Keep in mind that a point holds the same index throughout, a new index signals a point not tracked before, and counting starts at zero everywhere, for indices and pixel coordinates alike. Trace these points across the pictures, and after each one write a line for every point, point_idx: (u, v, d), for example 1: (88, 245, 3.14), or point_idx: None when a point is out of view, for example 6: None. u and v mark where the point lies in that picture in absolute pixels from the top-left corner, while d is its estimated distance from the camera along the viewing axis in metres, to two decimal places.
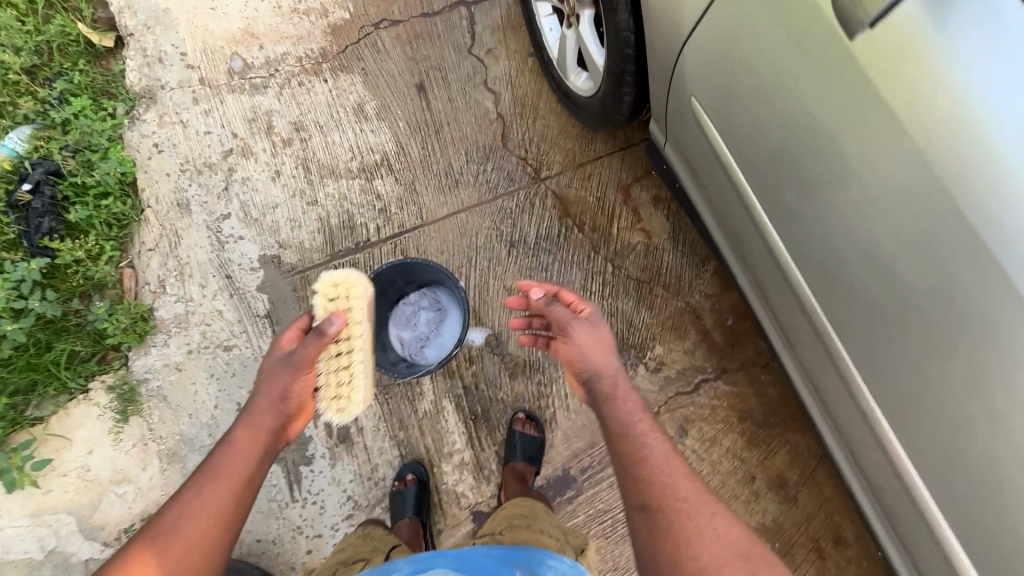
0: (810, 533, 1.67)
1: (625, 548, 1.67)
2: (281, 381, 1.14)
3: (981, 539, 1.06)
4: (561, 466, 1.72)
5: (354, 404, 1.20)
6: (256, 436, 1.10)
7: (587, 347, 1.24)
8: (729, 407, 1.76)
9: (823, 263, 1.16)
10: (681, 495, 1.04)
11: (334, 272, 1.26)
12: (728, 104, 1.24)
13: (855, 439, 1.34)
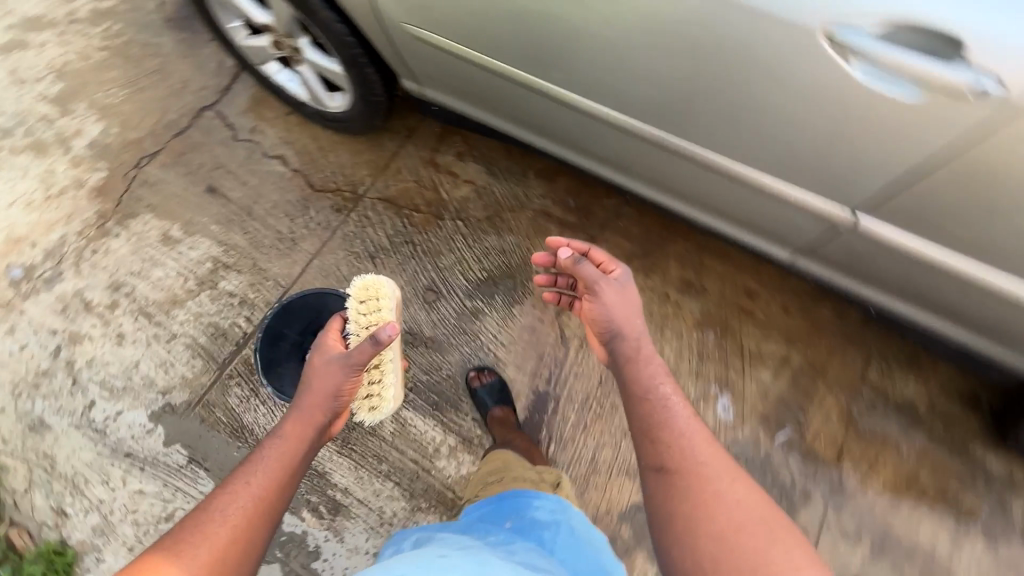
0: (728, 303, 1.89)
1: (620, 413, 1.73)
2: (332, 379, 1.06)
3: (825, 179, 1.21)
4: (530, 390, 1.75)
5: (382, 410, 1.29)
6: (303, 437, 1.00)
7: (615, 313, 1.12)
8: (614, 258, 1.93)
9: (598, 82, 1.30)
10: (710, 474, 0.92)
11: (373, 275, 1.29)
12: (430, 10, 1.34)
13: (725, 198, 1.43)
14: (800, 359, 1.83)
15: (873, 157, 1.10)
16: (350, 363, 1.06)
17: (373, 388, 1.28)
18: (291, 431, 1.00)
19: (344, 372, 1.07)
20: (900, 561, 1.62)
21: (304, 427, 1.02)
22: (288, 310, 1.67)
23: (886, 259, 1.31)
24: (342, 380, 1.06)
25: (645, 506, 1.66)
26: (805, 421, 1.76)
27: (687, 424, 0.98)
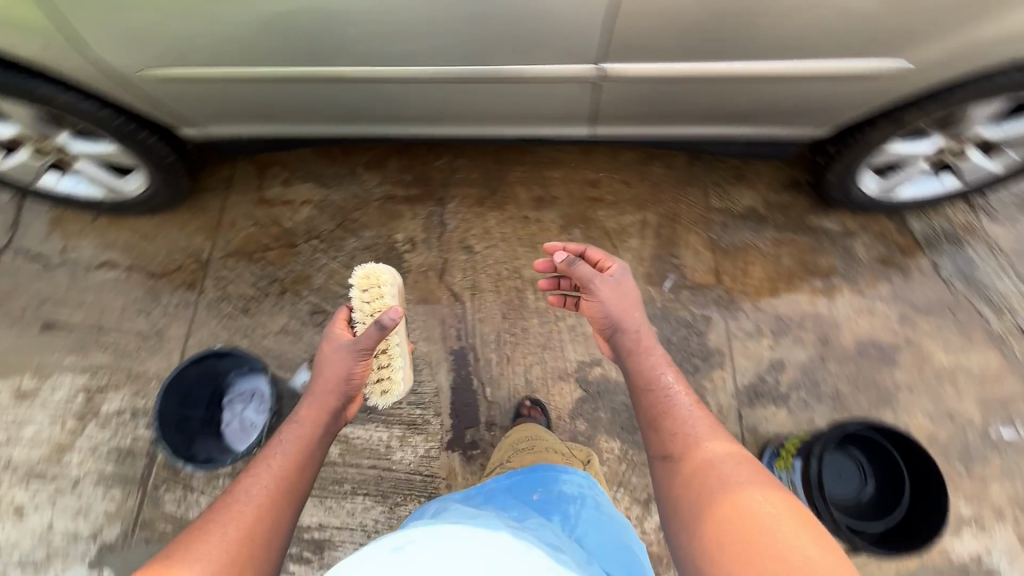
0: (579, 199, 2.06)
1: (531, 333, 1.86)
2: (342, 367, 1.29)
3: (572, 49, 1.31)
4: (447, 353, 1.84)
5: (392, 391, 1.47)
6: (318, 423, 1.24)
7: (613, 308, 1.34)
8: (467, 208, 2.04)
9: (343, 48, 1.33)
10: (709, 452, 1.08)
11: (374, 266, 1.45)
12: (155, 46, 1.32)
13: (521, 104, 1.53)
14: (655, 217, 2.04)
15: (592, 10, 1.20)
16: (356, 350, 1.29)
17: (384, 371, 1.47)
18: (308, 419, 1.24)
19: (353, 356, 1.29)
20: (799, 333, 1.88)
21: (319, 412, 1.26)
22: (178, 386, 1.58)
23: (673, 89, 1.45)
24: (352, 367, 1.29)
25: (589, 396, 1.79)
26: (681, 263, 1.97)
27: (687, 413, 1.17)
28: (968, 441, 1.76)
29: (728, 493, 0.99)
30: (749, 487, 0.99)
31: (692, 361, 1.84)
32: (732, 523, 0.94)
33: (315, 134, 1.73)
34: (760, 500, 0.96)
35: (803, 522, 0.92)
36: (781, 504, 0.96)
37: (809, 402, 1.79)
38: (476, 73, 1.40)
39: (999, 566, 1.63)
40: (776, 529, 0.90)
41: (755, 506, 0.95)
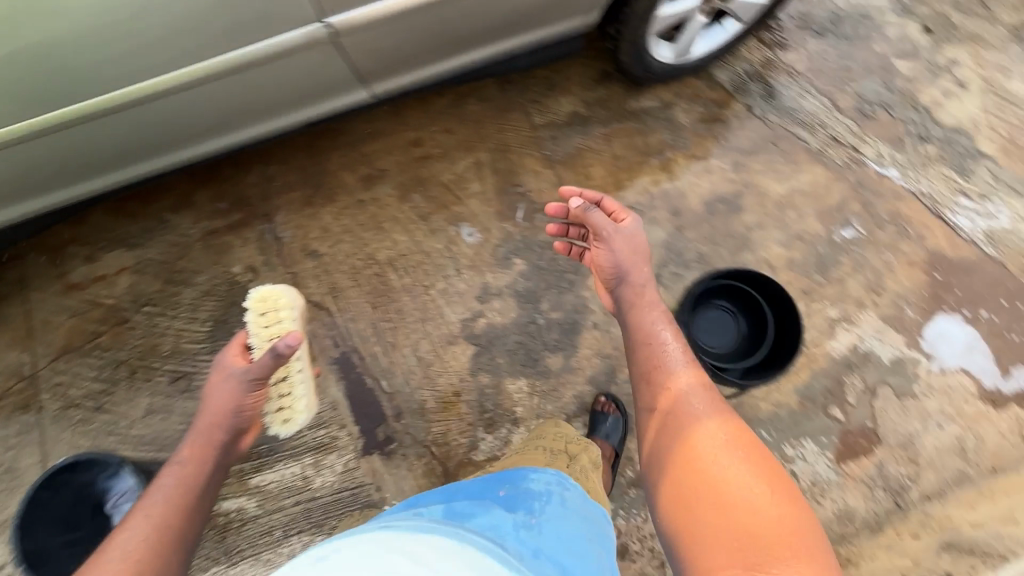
0: (407, 163, 1.98)
1: (406, 311, 1.81)
2: (232, 398, 1.11)
3: (290, 12, 1.22)
4: (330, 364, 1.76)
5: (293, 421, 1.28)
6: (201, 463, 1.08)
7: (619, 256, 1.29)
8: (298, 213, 1.91)
9: (46, 83, 1.21)
10: (691, 404, 1.14)
11: (273, 286, 1.29)
12: None
13: (286, 83, 1.44)
14: (487, 154, 2.01)
15: None
16: (249, 378, 1.10)
17: (285, 397, 1.27)
18: (190, 458, 1.08)
19: (246, 385, 1.11)
20: (651, 214, 1.94)
21: (202, 450, 1.10)
22: (40, 517, 1.49)
23: (430, 17, 1.38)
24: (243, 398, 1.11)
25: (482, 348, 1.78)
26: (527, 189, 1.97)
27: (678, 365, 1.20)
28: (819, 253, 1.92)
29: (711, 446, 1.06)
30: (731, 443, 1.06)
31: (566, 277, 1.86)
32: (713, 478, 1.01)
33: (102, 187, 1.59)
34: (737, 457, 1.03)
35: (772, 477, 1.02)
36: (755, 460, 1.04)
37: (679, 273, 1.88)
38: (213, 63, 1.29)
39: (871, 347, 1.82)
40: (749, 483, 0.99)
41: (734, 460, 1.03)
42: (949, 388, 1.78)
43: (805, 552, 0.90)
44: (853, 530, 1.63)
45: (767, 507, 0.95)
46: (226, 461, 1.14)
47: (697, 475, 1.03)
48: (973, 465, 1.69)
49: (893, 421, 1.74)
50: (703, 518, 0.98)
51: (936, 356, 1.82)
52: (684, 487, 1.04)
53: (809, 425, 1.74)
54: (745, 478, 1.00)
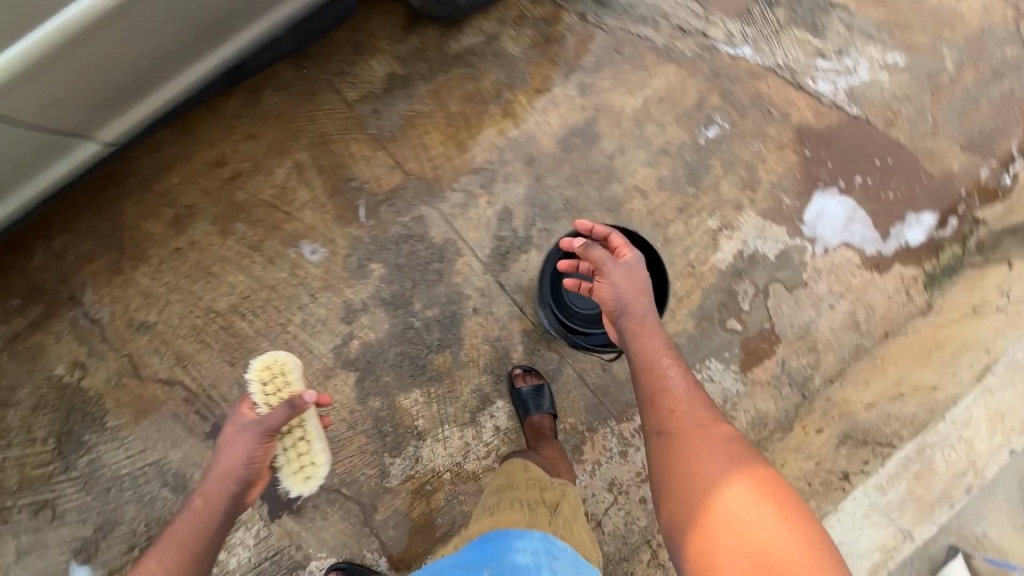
0: (217, 189, 1.70)
1: (269, 357, 1.63)
2: (243, 448, 1.16)
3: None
4: (204, 438, 1.59)
5: (316, 474, 1.28)
6: (214, 507, 1.12)
7: (619, 289, 1.26)
8: (109, 284, 1.64)
9: None
10: (708, 444, 1.05)
11: (271, 354, 1.31)
12: None
13: (31, 131, 1.25)
14: (307, 152, 1.73)
15: None
16: (261, 430, 1.16)
17: (301, 454, 1.28)
18: (204, 501, 1.12)
19: (258, 436, 1.16)
20: (504, 170, 1.76)
21: (213, 495, 1.14)
22: None
23: (150, 22, 1.22)
24: (255, 448, 1.16)
25: (363, 371, 1.63)
26: (363, 181, 1.73)
27: (694, 403, 1.13)
28: (687, 163, 1.79)
29: (737, 495, 0.96)
30: (758, 492, 0.96)
31: (432, 268, 1.69)
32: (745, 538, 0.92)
33: None
34: (769, 514, 0.93)
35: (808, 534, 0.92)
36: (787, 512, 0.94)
37: (549, 227, 1.73)
38: None
39: (756, 248, 1.77)
40: (783, 542, 0.90)
41: (766, 514, 0.93)
42: (834, 266, 1.76)
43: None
44: (768, 433, 1.64)
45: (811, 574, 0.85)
46: (234, 510, 1.17)
47: (725, 532, 0.94)
48: (867, 335, 1.71)
49: (789, 315, 1.72)
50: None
51: (817, 238, 1.78)
52: (714, 546, 0.94)
53: (710, 344, 1.70)
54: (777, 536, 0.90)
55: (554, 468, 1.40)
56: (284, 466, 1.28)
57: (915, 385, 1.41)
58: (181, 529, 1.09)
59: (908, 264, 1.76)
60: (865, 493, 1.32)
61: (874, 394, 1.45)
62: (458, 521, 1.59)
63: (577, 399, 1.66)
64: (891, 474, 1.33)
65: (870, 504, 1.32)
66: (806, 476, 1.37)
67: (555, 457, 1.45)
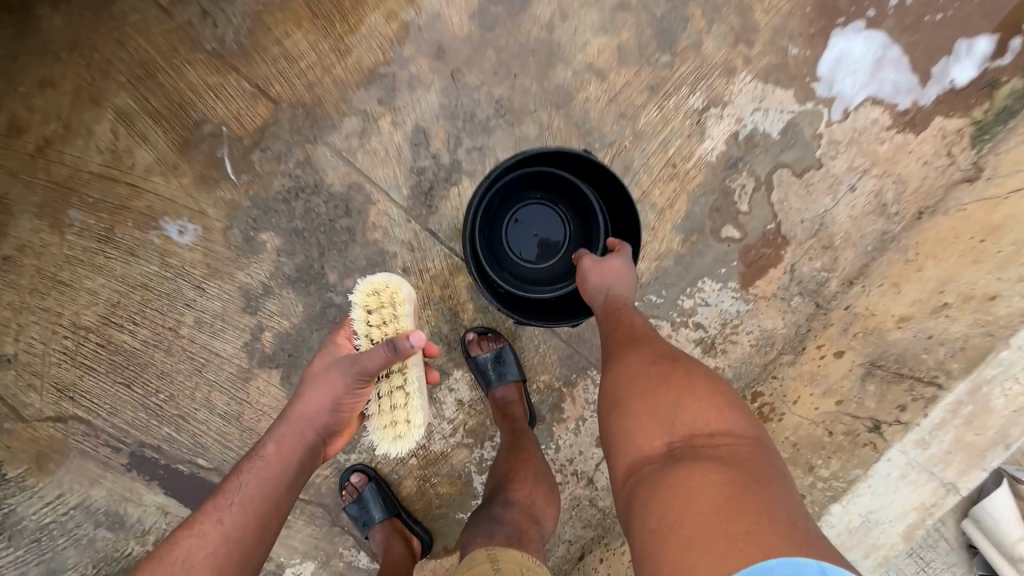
0: (26, 167, 1.26)
1: (169, 370, 1.33)
2: (329, 391, 0.95)
3: None
4: (124, 469, 1.36)
5: (409, 436, 0.98)
6: (289, 460, 0.94)
7: (591, 279, 1.11)
8: None
9: None
10: (639, 348, 0.95)
11: (384, 274, 0.99)
12: None
13: None
14: (131, 94, 1.26)
15: None
16: (352, 372, 0.93)
17: (396, 407, 0.99)
18: (279, 450, 0.94)
19: (350, 381, 0.94)
20: (407, 72, 1.28)
21: (292, 444, 0.96)
22: None
23: None
24: (344, 394, 0.95)
25: (287, 366, 1.35)
26: (219, 121, 1.27)
27: (638, 322, 1.01)
28: (654, 19, 1.30)
29: (660, 390, 0.86)
30: (683, 387, 0.85)
31: (339, 226, 1.31)
32: (664, 433, 0.82)
33: None
34: (694, 406, 0.83)
35: (736, 424, 0.81)
36: (713, 402, 0.83)
37: (480, 145, 1.30)
38: None
39: (755, 126, 1.34)
40: (702, 427, 0.80)
41: (690, 408, 0.83)
42: (856, 134, 1.36)
43: (771, 508, 0.68)
44: (776, 355, 1.36)
45: (731, 458, 0.75)
46: (313, 460, 0.99)
47: (646, 431, 0.84)
48: (897, 219, 1.35)
49: (798, 209, 1.36)
50: (654, 477, 0.78)
51: (833, 99, 1.35)
52: (636, 447, 0.84)
53: (702, 262, 1.37)
54: (699, 428, 0.80)
55: (532, 518, 1.07)
56: (376, 416, 0.99)
57: (963, 292, 1.15)
58: (250, 485, 0.91)
59: (952, 116, 1.35)
60: (903, 451, 1.11)
61: (910, 304, 1.19)
62: (435, 504, 1.42)
63: (548, 353, 1.39)
64: (935, 425, 1.10)
65: (907, 462, 1.12)
66: (827, 421, 1.18)
67: (533, 495, 1.11)
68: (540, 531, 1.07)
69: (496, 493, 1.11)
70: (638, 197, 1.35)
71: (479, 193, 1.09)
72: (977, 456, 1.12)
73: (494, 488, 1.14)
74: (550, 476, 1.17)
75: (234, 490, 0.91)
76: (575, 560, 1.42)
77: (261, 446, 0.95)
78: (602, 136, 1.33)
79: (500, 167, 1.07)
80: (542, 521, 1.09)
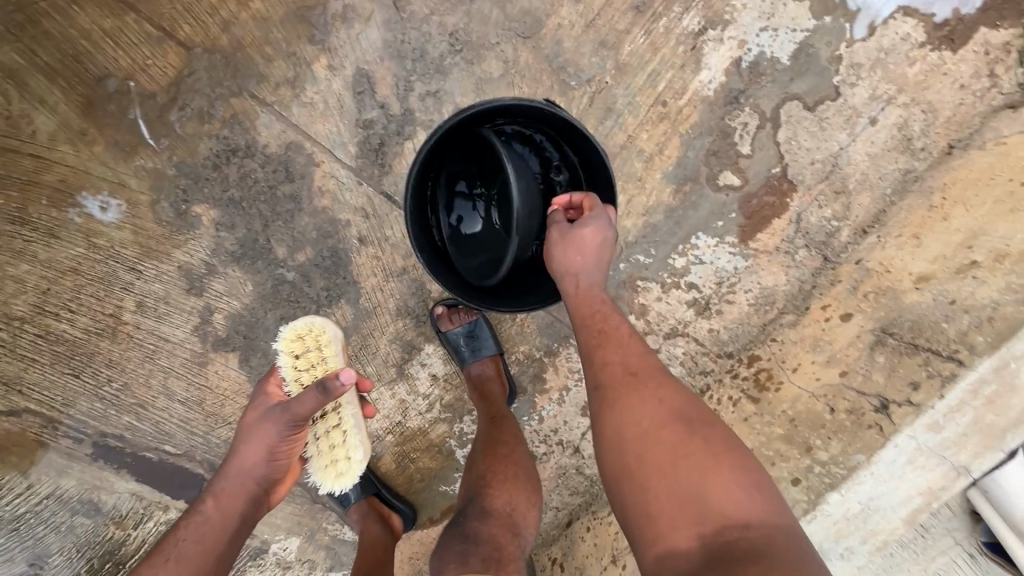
0: None
1: (118, 360, 1.24)
2: (263, 441, 0.90)
3: None
4: (89, 459, 1.30)
5: (350, 472, 0.91)
6: (229, 511, 0.91)
7: (558, 260, 0.92)
8: None
9: None
10: (644, 397, 0.77)
11: (307, 316, 0.95)
12: None
13: None
14: (15, 47, 1.06)
15: None
16: (284, 419, 0.88)
17: (335, 445, 0.93)
18: (219, 505, 0.91)
19: (283, 427, 0.89)
20: (341, 4, 1.08)
21: (233, 498, 0.92)
22: None
23: None
24: (277, 442, 0.90)
25: (243, 350, 1.24)
26: (124, 75, 1.08)
27: (635, 353, 0.84)
28: None
29: (677, 464, 0.70)
30: (704, 460, 0.70)
31: (281, 193, 1.15)
32: (692, 520, 0.67)
33: None
34: (721, 486, 0.68)
35: (766, 503, 0.68)
36: (738, 477, 0.70)
37: (435, 89, 1.11)
38: None
39: (760, 51, 1.14)
40: (732, 512, 0.66)
41: (716, 487, 0.68)
42: (881, 55, 1.14)
43: None
44: (776, 315, 1.22)
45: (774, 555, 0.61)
46: (259, 510, 0.95)
47: (670, 516, 0.68)
48: (923, 155, 1.17)
49: (808, 149, 1.18)
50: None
51: (856, 12, 1.13)
52: (657, 535, 0.68)
53: (697, 216, 1.20)
54: (730, 514, 0.66)
55: (511, 530, 0.97)
56: (315, 457, 0.94)
57: (996, 251, 1.00)
58: (186, 543, 0.88)
59: (1001, 26, 1.12)
60: (910, 436, 1.00)
61: (932, 261, 1.05)
62: (416, 478, 1.36)
63: (526, 322, 1.28)
64: (951, 408, 0.98)
65: (915, 447, 1.01)
66: (828, 396, 1.08)
67: (512, 502, 1.00)
68: (519, 543, 0.97)
69: (470, 503, 1.00)
70: (623, 142, 1.16)
71: (419, 161, 0.92)
72: (995, 437, 0.99)
73: (467, 497, 1.02)
74: (530, 473, 1.07)
75: (172, 546, 0.88)
76: (563, 526, 1.38)
77: (200, 502, 0.92)
78: (579, 72, 1.12)
79: (447, 125, 0.90)
80: (523, 530, 0.99)
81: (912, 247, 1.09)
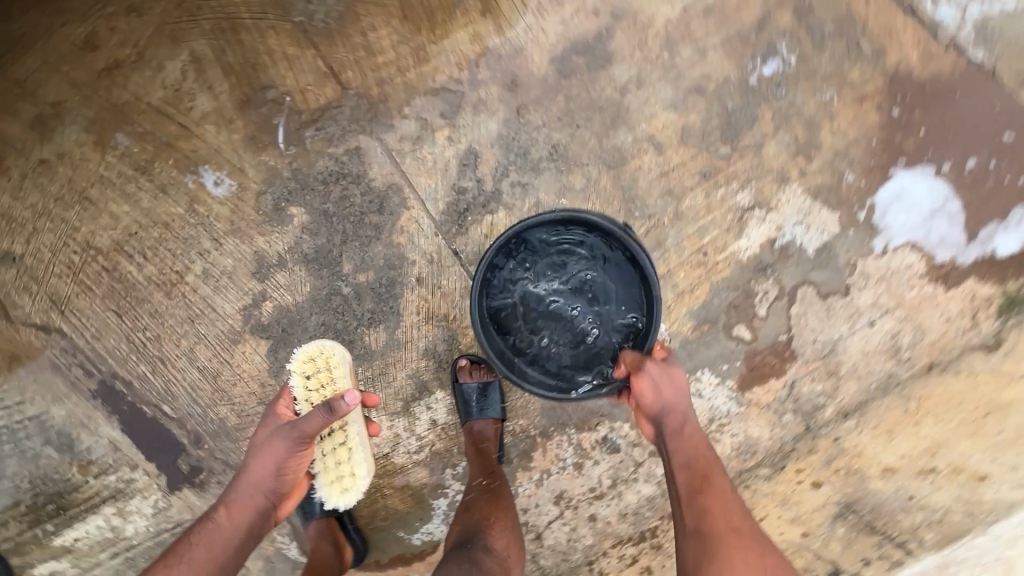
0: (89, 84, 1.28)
1: (162, 314, 1.33)
2: (271, 455, 0.96)
3: None
4: (88, 395, 1.34)
5: (355, 488, 0.98)
6: (235, 522, 0.98)
7: (663, 394, 1.08)
8: None
9: None
10: (745, 555, 0.95)
11: (316, 342, 1.02)
12: None
13: None
14: (209, 43, 1.28)
15: None
16: (291, 438, 0.94)
17: (340, 461, 1.00)
18: (228, 515, 0.98)
19: (289, 446, 0.95)
20: (474, 95, 1.31)
21: (241, 509, 0.99)
22: None
23: None
24: (284, 459, 0.96)
25: (277, 340, 1.34)
26: (284, 90, 1.30)
27: (731, 502, 1.01)
28: (725, 111, 1.34)
29: None
30: None
31: (368, 220, 1.32)
32: None
33: None
34: None
35: None
36: None
37: (524, 181, 1.32)
38: None
39: (793, 237, 1.36)
40: None
41: None
42: (888, 273, 1.36)
43: None
44: (753, 466, 1.34)
45: None
46: (264, 524, 1.01)
47: None
48: (907, 364, 1.34)
49: (813, 328, 1.36)
50: None
51: (878, 231, 1.36)
52: None
53: (707, 353, 1.36)
54: None
55: (505, 569, 1.03)
56: (322, 472, 1.00)
57: (953, 463, 1.27)
58: (198, 549, 0.96)
59: (986, 281, 1.34)
60: None
61: (900, 457, 1.28)
62: (380, 515, 1.39)
63: (532, 399, 1.38)
64: None
65: None
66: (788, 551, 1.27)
67: (508, 548, 1.08)
68: None
69: (474, 535, 1.07)
70: (663, 273, 1.35)
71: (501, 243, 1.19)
72: None
73: (468, 532, 1.09)
74: (518, 529, 1.16)
75: (184, 547, 0.98)
76: None
77: (214, 510, 1.00)
78: (644, 206, 1.34)
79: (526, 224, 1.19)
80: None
81: (884, 440, 1.30)
